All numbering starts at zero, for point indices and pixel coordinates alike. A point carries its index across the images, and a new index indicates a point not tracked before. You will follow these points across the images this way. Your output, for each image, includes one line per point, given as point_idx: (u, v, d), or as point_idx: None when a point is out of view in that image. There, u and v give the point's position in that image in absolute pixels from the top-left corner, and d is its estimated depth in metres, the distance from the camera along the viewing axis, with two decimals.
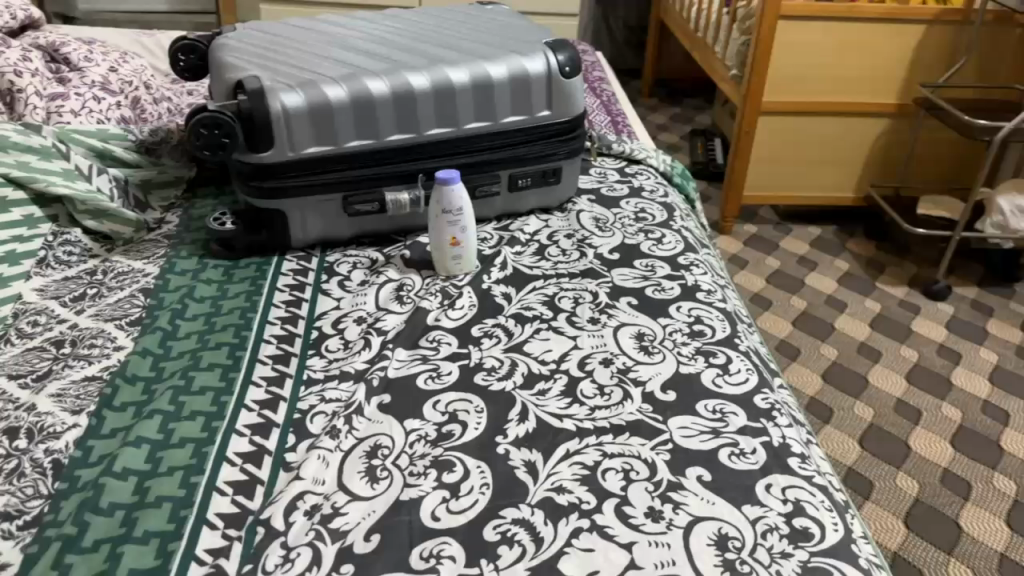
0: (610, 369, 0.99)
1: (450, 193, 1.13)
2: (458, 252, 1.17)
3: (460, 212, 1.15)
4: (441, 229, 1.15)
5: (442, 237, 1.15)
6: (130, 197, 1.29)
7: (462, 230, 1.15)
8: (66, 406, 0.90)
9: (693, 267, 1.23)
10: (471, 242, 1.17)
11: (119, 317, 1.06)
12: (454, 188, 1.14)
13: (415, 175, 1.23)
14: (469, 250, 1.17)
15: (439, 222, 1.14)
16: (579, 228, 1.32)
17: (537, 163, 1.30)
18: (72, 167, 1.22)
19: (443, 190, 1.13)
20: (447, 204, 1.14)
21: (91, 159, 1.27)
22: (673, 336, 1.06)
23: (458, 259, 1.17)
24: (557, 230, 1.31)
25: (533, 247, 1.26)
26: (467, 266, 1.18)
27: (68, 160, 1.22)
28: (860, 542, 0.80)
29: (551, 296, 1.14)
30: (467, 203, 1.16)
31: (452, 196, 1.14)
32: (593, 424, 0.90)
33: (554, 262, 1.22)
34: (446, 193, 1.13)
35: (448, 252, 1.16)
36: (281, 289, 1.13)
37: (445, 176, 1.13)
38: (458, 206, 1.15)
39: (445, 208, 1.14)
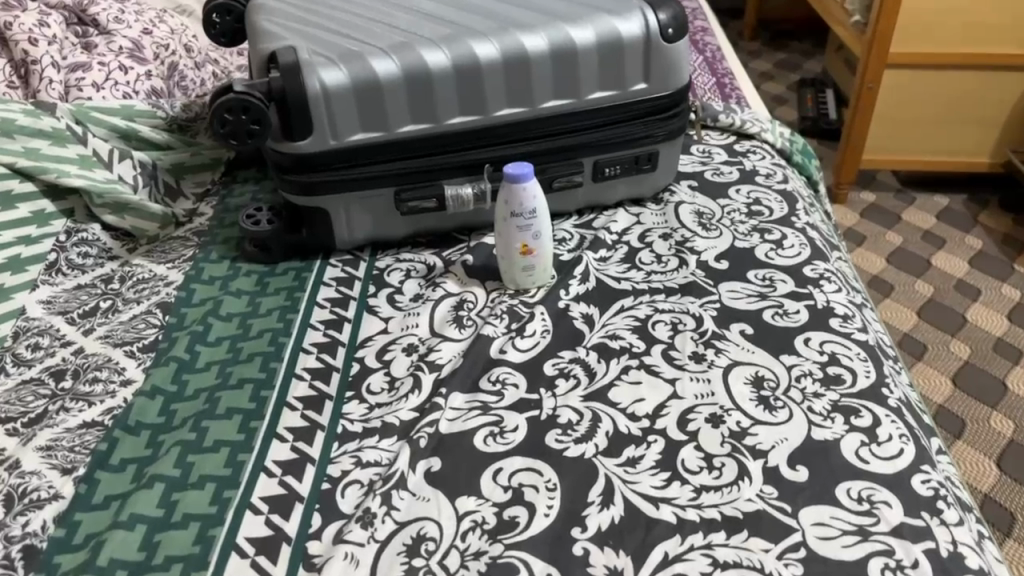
0: (720, 431, 0.79)
1: (522, 192, 0.93)
2: (531, 262, 0.96)
3: (534, 214, 0.94)
4: (510, 233, 0.95)
5: (511, 245, 0.95)
6: (159, 184, 1.13)
7: (535, 234, 0.95)
8: (55, 463, 0.75)
9: (824, 281, 0.99)
10: (548, 249, 0.97)
11: (130, 340, 0.90)
12: (525, 186, 0.92)
13: (481, 165, 1.02)
14: (544, 259, 0.97)
15: (507, 226, 0.95)
16: (678, 227, 1.09)
17: (629, 147, 1.08)
18: (90, 153, 1.07)
19: (512, 189, 0.93)
20: (517, 205, 0.93)
21: (114, 141, 1.12)
22: (801, 383, 0.84)
23: (530, 270, 0.97)
24: (651, 229, 1.09)
25: (622, 252, 1.05)
26: (542, 278, 0.98)
27: (85, 144, 1.07)
28: None
29: (645, 320, 0.93)
30: (544, 204, 0.94)
31: (524, 197, 0.93)
32: (698, 516, 0.71)
33: (647, 274, 1.01)
34: (517, 193, 0.93)
35: (518, 261, 0.96)
36: (321, 304, 0.96)
37: (514, 171, 0.92)
38: (532, 209, 0.94)
39: (514, 210, 0.93)
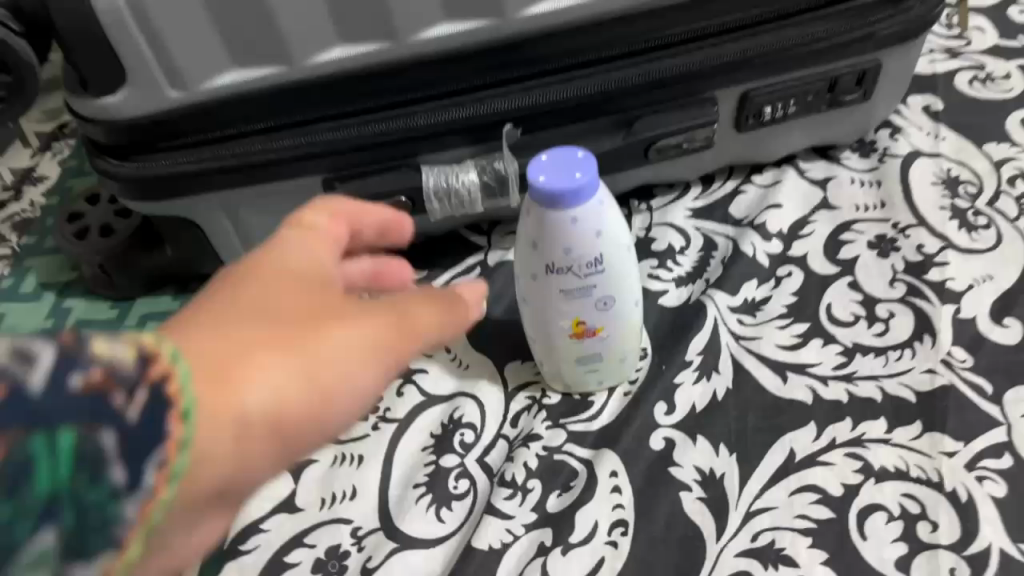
0: None
1: (573, 231, 0.41)
2: (597, 351, 0.46)
3: (602, 269, 0.42)
4: (549, 305, 0.44)
5: (554, 325, 0.45)
6: None
7: (604, 303, 0.44)
8: None
9: None
10: (633, 322, 0.46)
11: None
12: (580, 216, 0.40)
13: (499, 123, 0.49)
14: (625, 340, 0.46)
15: (543, 292, 0.43)
16: (910, 225, 0.54)
17: (821, 62, 0.51)
18: None
19: (549, 225, 0.41)
20: (562, 258, 0.42)
21: None
22: None
23: (596, 363, 0.46)
24: (851, 224, 0.55)
25: (793, 290, 0.52)
26: (622, 372, 0.48)
27: None
28: None
29: (843, 508, 0.43)
30: (619, 243, 0.42)
31: (577, 241, 0.41)
32: None
33: (845, 355, 0.49)
34: (560, 233, 0.41)
35: (569, 352, 0.46)
36: None
37: (550, 188, 0.40)
38: (595, 261, 0.42)
39: (557, 265, 0.42)
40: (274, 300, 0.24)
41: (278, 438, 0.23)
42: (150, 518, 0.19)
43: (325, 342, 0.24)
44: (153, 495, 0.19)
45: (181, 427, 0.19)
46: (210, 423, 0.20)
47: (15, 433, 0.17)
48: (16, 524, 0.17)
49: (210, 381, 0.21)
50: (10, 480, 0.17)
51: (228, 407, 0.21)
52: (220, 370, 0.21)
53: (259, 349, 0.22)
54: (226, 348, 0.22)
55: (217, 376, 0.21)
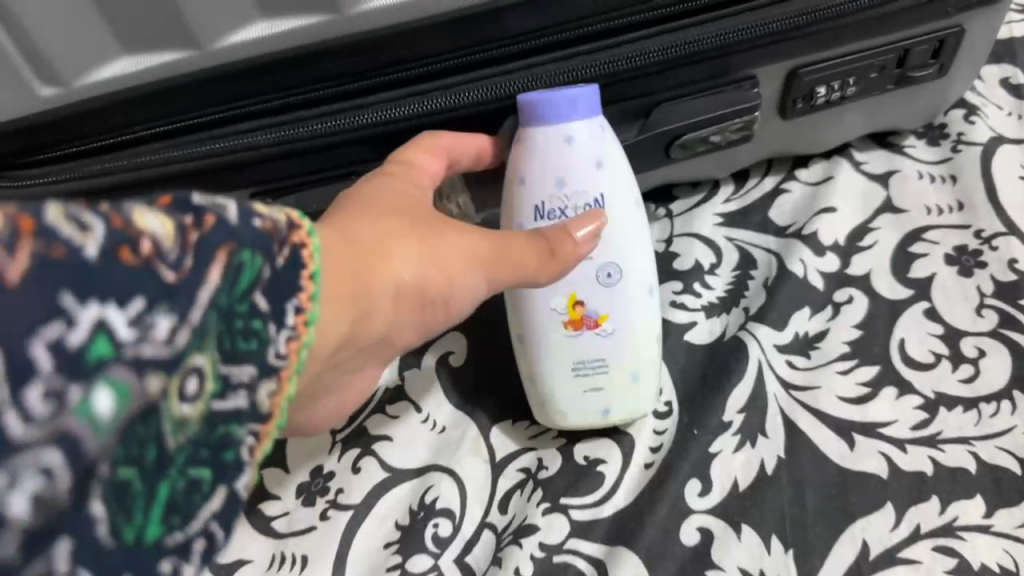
0: None
1: (569, 156, 0.34)
2: (598, 356, 0.36)
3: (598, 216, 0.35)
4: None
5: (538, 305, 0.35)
6: None
7: (606, 275, 0.35)
8: None
9: None
10: (644, 319, 0.36)
11: None
12: (575, 135, 0.34)
13: (487, 115, 0.38)
14: (637, 351, 0.36)
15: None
16: (997, 233, 0.43)
17: (894, 28, 0.40)
18: None
19: (542, 148, 0.34)
20: (551, 193, 0.34)
21: None
22: None
23: (599, 381, 0.36)
24: (923, 232, 0.44)
25: (856, 321, 0.41)
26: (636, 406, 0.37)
27: None
28: None
29: None
30: (626, 183, 0.35)
31: (572, 172, 0.34)
32: None
33: (926, 410, 0.38)
34: (553, 158, 0.34)
35: (558, 349, 0.36)
36: None
37: (546, 102, 0.33)
38: (592, 202, 0.35)
39: (543, 202, 0.35)
40: (390, 207, 0.28)
41: (414, 304, 0.27)
42: (297, 357, 0.20)
43: (437, 244, 0.27)
44: (297, 339, 0.20)
45: (312, 284, 0.21)
46: (340, 317, 0.23)
47: (223, 253, 0.18)
48: (226, 329, 0.18)
49: (335, 282, 0.23)
50: (229, 278, 0.18)
51: (357, 307, 0.24)
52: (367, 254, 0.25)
53: (388, 241, 0.26)
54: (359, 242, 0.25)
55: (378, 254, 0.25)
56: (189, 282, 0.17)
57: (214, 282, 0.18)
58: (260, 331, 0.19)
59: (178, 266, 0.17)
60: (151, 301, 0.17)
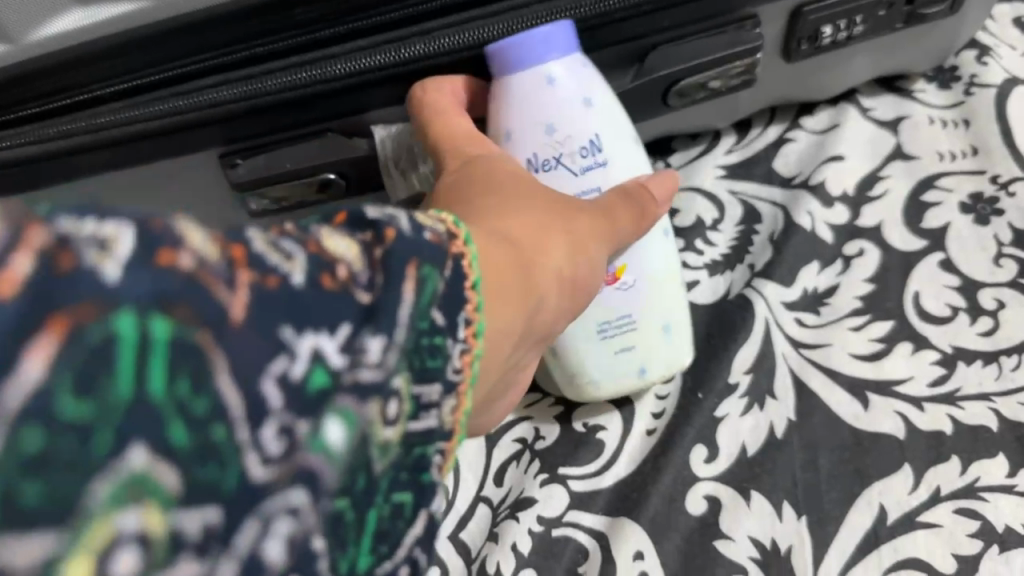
0: None
1: (550, 100, 0.32)
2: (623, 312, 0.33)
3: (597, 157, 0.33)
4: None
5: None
6: None
7: None
8: None
9: None
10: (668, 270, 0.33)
11: None
12: (557, 76, 0.32)
13: (475, 61, 0.35)
14: (664, 302, 0.33)
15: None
16: (1013, 179, 0.41)
17: None
18: None
19: (523, 97, 0.32)
20: (542, 143, 0.32)
21: None
22: None
23: (628, 341, 0.33)
24: (936, 180, 0.41)
25: (868, 275, 0.39)
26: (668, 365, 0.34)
27: None
28: None
29: None
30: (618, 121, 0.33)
31: (562, 117, 0.32)
32: None
33: (943, 366, 0.36)
34: (538, 106, 0.32)
35: (586, 317, 0.33)
36: None
37: (520, 49, 0.32)
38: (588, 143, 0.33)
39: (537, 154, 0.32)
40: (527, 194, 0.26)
41: (571, 290, 0.25)
42: (470, 370, 0.19)
43: (572, 216, 0.26)
44: (472, 349, 0.19)
45: (479, 293, 0.19)
46: (512, 319, 0.21)
47: (409, 267, 0.17)
48: (417, 353, 0.17)
49: (505, 279, 0.21)
50: (418, 286, 0.17)
51: (528, 308, 0.22)
52: (525, 240, 0.23)
53: (540, 232, 0.24)
54: (518, 227, 0.23)
55: (532, 237, 0.24)
56: (383, 296, 0.16)
57: (409, 300, 0.17)
58: (441, 347, 0.18)
59: (369, 285, 0.16)
60: (355, 326, 0.16)
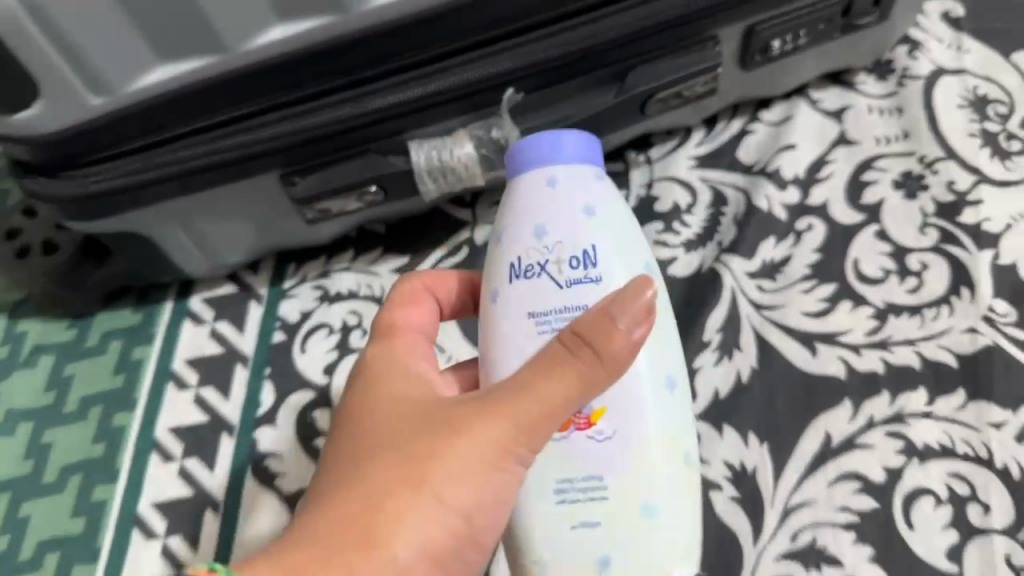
0: None
1: (554, 204, 0.31)
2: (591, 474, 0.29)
3: (596, 271, 0.30)
4: (507, 345, 0.31)
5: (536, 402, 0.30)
6: None
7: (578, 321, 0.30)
8: None
9: None
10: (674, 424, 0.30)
11: None
12: (597, 208, 0.31)
13: (492, 89, 0.43)
14: (646, 481, 0.29)
15: (511, 314, 0.31)
16: (937, 158, 0.49)
17: None
18: None
19: (530, 197, 0.31)
20: (530, 247, 0.31)
21: None
22: None
23: (593, 514, 0.29)
24: (875, 162, 0.49)
25: (815, 247, 0.47)
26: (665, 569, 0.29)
27: None
28: None
29: (885, 494, 0.40)
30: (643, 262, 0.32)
31: (560, 229, 0.31)
32: None
33: (877, 319, 0.44)
34: (541, 210, 0.31)
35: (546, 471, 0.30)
36: (165, 453, 0.46)
37: (529, 146, 0.32)
38: (585, 257, 0.30)
39: (526, 262, 0.31)
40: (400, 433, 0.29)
41: (462, 533, 0.29)
42: None
43: (436, 475, 0.28)
44: None
45: None
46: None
47: None
48: None
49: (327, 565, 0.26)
50: None
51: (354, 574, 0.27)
52: (375, 503, 0.28)
53: (400, 491, 0.28)
54: (361, 495, 0.28)
55: (365, 511, 0.28)
56: None
57: None
58: None
59: None
60: None
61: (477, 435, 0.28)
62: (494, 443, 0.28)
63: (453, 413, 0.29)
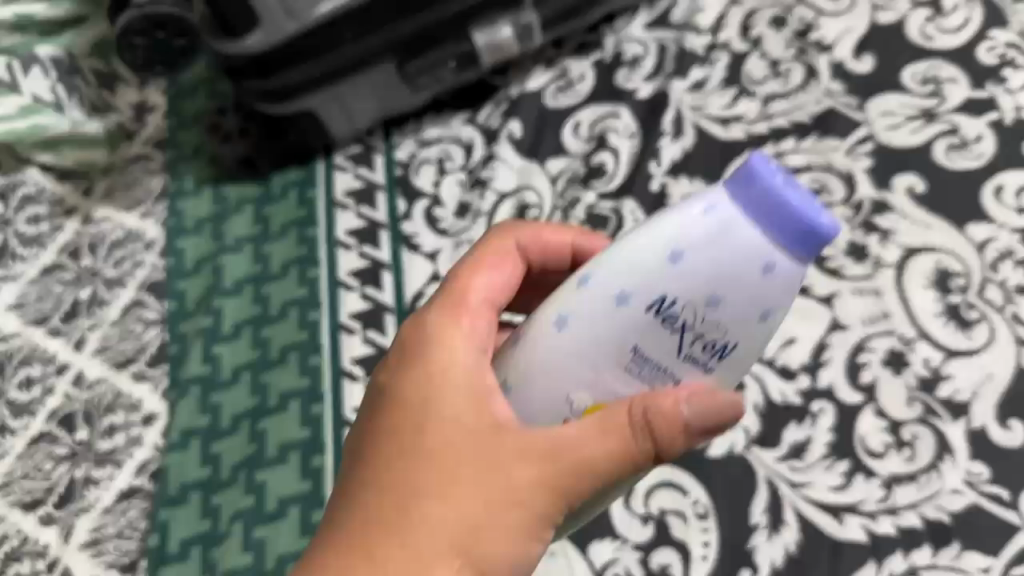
0: (906, 381, 0.60)
1: (735, 283, 0.38)
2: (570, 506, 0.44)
3: (721, 360, 0.40)
4: (577, 384, 0.41)
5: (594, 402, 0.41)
6: (88, 97, 0.84)
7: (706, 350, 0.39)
8: (110, 561, 0.64)
9: (1013, 68, 0.71)
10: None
11: (133, 353, 0.72)
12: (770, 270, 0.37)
13: None
14: (606, 505, 0.46)
15: (624, 337, 0.40)
16: (793, 3, 0.77)
17: None
18: (28, 99, 0.80)
19: (732, 256, 0.37)
20: (690, 302, 0.38)
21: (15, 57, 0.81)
22: (1000, 274, 0.63)
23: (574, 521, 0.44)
24: (756, 11, 0.78)
25: (723, 68, 0.76)
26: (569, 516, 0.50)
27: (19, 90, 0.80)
28: None
29: None
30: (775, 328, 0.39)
31: (722, 306, 0.38)
32: (895, 526, 0.56)
33: (763, 104, 0.74)
34: (723, 281, 0.38)
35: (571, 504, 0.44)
36: (345, 244, 0.74)
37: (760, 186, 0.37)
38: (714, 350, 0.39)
39: (672, 313, 0.39)
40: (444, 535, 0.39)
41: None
42: None
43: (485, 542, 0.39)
44: None
45: None
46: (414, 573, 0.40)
47: None
48: None
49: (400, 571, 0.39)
50: None
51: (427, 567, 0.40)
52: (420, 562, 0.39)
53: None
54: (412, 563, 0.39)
55: (462, 533, 0.39)
56: None
57: None
58: None
59: None
60: None
61: (533, 508, 0.40)
62: (556, 500, 0.40)
63: (541, 449, 0.39)
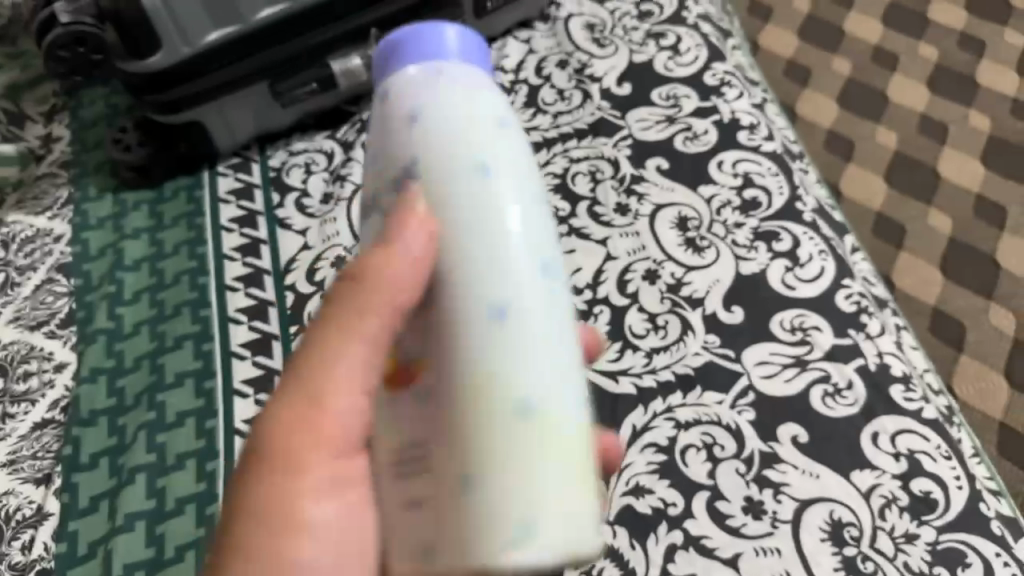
0: (658, 287, 0.82)
1: (385, 113, 0.46)
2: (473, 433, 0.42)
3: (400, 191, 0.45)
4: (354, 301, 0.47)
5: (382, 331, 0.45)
6: None
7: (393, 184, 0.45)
8: (26, 477, 0.76)
9: (726, 87, 0.99)
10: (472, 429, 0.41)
11: (44, 318, 0.85)
12: (401, 82, 0.46)
13: (366, 32, 0.94)
14: (487, 502, 0.40)
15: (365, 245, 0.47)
16: (572, 52, 1.05)
17: None
18: None
19: (377, 101, 0.47)
20: (373, 158, 0.47)
21: None
22: (722, 216, 0.87)
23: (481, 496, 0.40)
24: (546, 57, 1.04)
25: (523, 96, 1.01)
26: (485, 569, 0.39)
27: None
28: (973, 466, 0.73)
29: (563, 176, 0.93)
30: (425, 134, 0.44)
31: (394, 138, 0.45)
32: (655, 380, 0.76)
33: (553, 118, 0.99)
34: (379, 121, 0.47)
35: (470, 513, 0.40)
36: (229, 228, 0.91)
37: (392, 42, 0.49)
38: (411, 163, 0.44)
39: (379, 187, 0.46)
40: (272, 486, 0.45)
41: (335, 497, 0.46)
42: None
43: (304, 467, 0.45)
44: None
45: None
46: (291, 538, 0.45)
47: None
48: None
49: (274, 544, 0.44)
50: None
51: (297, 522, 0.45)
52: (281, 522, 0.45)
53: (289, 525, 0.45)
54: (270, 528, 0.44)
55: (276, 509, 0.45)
56: None
57: None
58: None
59: None
60: None
61: (322, 453, 0.45)
62: (328, 394, 0.45)
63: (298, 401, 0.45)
